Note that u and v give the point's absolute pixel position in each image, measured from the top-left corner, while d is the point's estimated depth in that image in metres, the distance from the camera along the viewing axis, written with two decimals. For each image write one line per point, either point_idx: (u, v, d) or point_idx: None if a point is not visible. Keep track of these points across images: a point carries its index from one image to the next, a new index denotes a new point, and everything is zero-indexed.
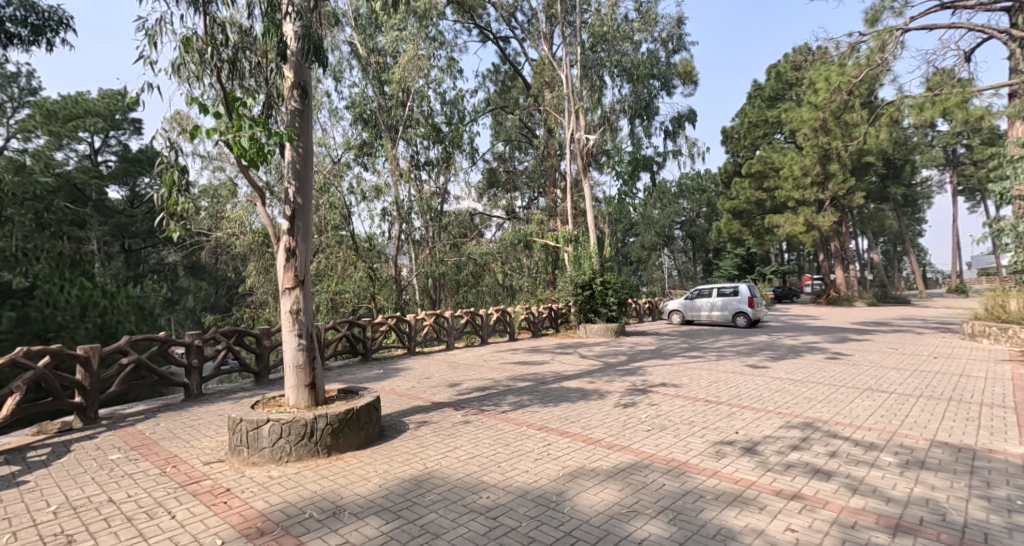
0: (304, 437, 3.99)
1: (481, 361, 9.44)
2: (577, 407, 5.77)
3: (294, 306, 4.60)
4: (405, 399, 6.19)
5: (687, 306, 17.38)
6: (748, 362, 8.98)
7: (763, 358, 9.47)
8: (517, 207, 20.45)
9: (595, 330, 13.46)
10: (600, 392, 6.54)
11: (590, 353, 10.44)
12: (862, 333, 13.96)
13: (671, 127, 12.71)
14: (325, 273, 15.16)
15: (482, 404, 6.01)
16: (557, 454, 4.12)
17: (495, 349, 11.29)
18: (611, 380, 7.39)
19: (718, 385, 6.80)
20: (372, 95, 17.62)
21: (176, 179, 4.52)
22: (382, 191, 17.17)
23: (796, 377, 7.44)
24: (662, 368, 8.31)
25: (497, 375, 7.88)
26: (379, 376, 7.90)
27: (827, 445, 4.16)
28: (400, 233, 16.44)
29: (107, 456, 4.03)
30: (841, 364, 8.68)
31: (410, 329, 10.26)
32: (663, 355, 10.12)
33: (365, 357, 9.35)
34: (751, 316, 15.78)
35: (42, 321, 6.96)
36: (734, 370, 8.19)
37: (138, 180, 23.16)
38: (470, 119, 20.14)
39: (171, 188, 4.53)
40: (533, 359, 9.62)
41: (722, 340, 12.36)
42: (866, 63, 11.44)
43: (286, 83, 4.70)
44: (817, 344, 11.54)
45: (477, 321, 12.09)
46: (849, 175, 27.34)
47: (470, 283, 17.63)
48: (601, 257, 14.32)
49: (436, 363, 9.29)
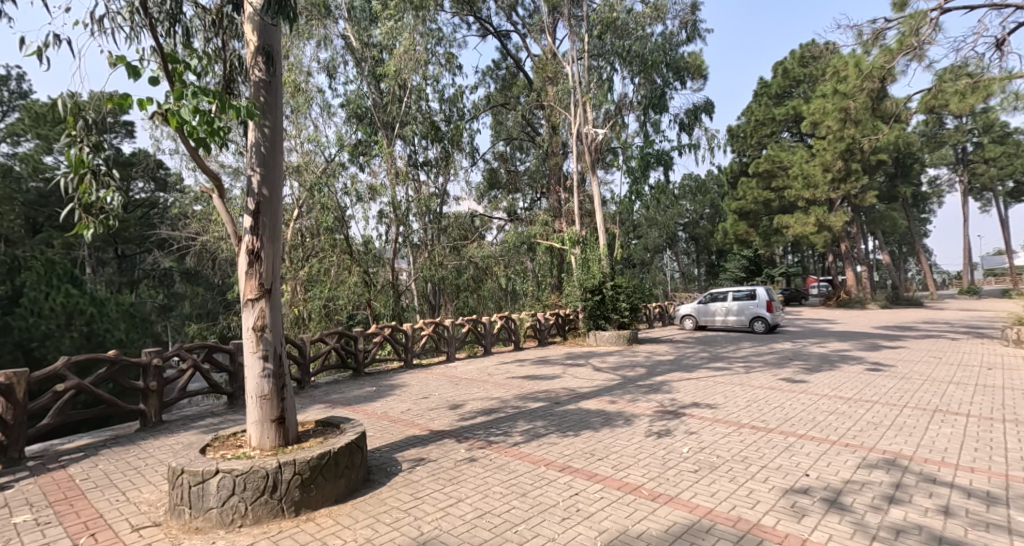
0: (264, 493, 3.09)
1: (484, 375, 8.56)
2: (604, 437, 4.88)
3: (258, 322, 3.69)
4: (399, 428, 5.30)
5: (700, 311, 16.49)
6: (781, 375, 8.10)
7: (795, 370, 8.60)
8: (519, 208, 19.66)
9: (607, 337, 12.64)
10: (625, 416, 5.65)
11: (604, 364, 9.56)
12: (890, 338, 13.10)
13: (686, 119, 11.86)
14: (318, 278, 14.34)
15: (489, 432, 5.13)
16: (589, 511, 3.24)
17: (499, 360, 10.42)
18: (634, 399, 6.51)
19: (759, 406, 5.95)
20: (367, 91, 16.82)
21: (86, 160, 3.68)
22: (378, 191, 16.33)
23: (843, 393, 6.57)
24: (688, 384, 7.42)
25: (504, 393, 7.00)
26: (372, 395, 7.00)
27: (932, 496, 3.29)
28: (398, 236, 15.57)
29: (13, 519, 3.14)
30: (886, 377, 7.80)
31: (406, 340, 9.35)
32: (685, 366, 9.24)
33: (356, 372, 8.40)
34: (769, 320, 14.94)
35: (23, 330, 6.34)
36: (769, 385, 7.31)
37: (132, 185, 22.40)
38: (470, 118, 19.32)
39: (80, 170, 3.66)
40: (542, 373, 8.75)
41: (743, 348, 11.51)
42: (898, 47, 10.66)
43: (247, 49, 3.84)
44: (848, 352, 10.67)
45: (479, 330, 11.21)
46: (863, 173, 26.48)
47: (471, 288, 16.70)
48: (611, 258, 13.52)
49: (436, 378, 8.41)
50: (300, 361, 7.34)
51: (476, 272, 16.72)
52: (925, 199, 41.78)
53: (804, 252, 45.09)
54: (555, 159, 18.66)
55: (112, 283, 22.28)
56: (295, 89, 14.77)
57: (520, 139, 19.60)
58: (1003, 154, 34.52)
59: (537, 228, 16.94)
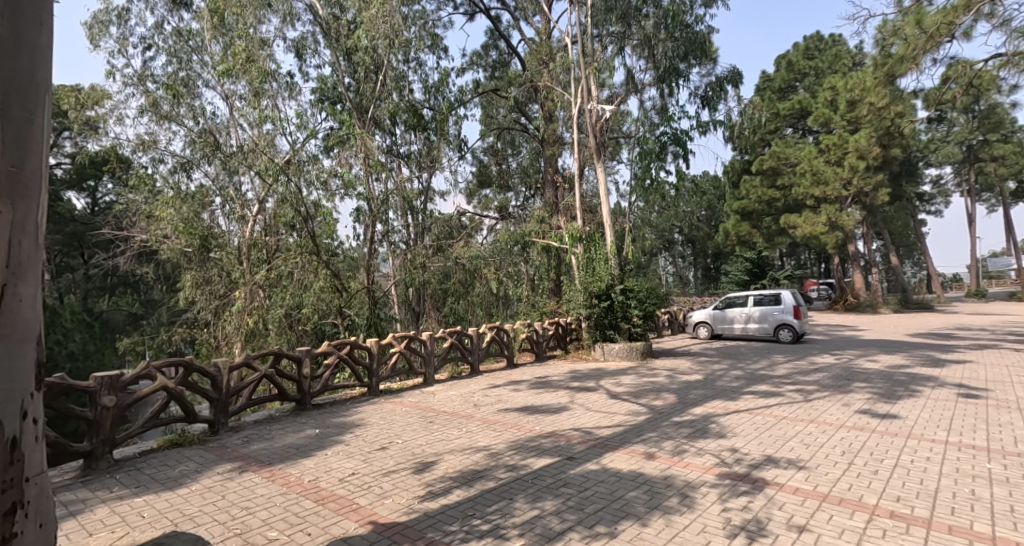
0: None
1: (469, 408, 6.60)
2: (661, 541, 2.93)
3: None
4: (325, 519, 3.31)
5: (717, 318, 14.67)
6: (854, 404, 6.22)
7: (867, 396, 6.72)
8: (511, 207, 17.82)
9: (616, 350, 10.82)
10: (678, 489, 3.70)
11: (619, 388, 7.65)
12: (941, 350, 11.30)
13: (709, 92, 10.09)
14: (280, 282, 12.43)
15: (468, 528, 3.16)
16: None
17: (489, 381, 8.50)
18: (683, 453, 4.57)
19: (869, 466, 4.03)
20: (339, 73, 15.02)
21: None
22: (351, 185, 14.41)
23: (969, 440, 4.68)
24: (743, 423, 5.51)
25: (495, 440, 5.03)
26: (311, 443, 5.01)
27: None
28: (373, 235, 13.56)
29: None
30: (995, 408, 5.93)
31: (371, 360, 7.39)
32: (724, 391, 7.35)
33: (300, 405, 6.37)
34: (797, 329, 13.17)
35: None
36: (852, 421, 5.41)
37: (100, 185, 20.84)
38: (457, 104, 17.43)
39: None
40: (544, 403, 6.79)
41: (779, 364, 9.67)
42: (964, 3, 8.79)
43: None
44: (912, 369, 8.81)
45: (465, 345, 9.30)
46: (877, 169, 24.96)
47: (459, 293, 14.74)
48: (620, 258, 11.69)
49: (407, 412, 6.43)
50: (214, 399, 5.24)
51: (464, 276, 14.72)
52: (927, 198, 40.32)
53: (804, 253, 43.55)
54: (551, 150, 16.83)
55: (77, 289, 20.84)
56: (251, 62, 12.74)
57: (513, 130, 17.73)
58: (1012, 152, 32.99)
59: (532, 226, 15.06)
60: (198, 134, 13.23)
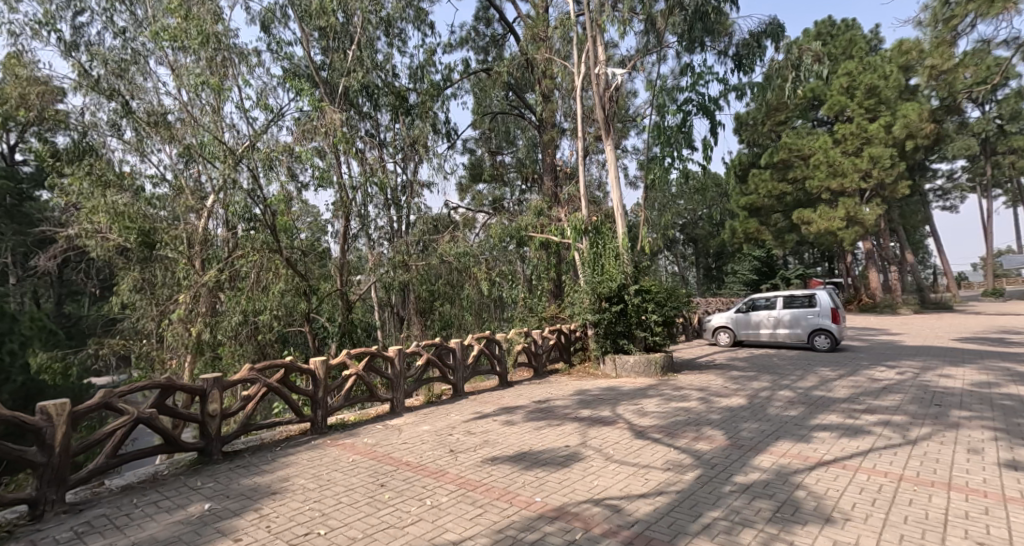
0: None
1: (443, 455, 4.75)
2: None
3: None
4: None
5: (740, 322, 12.90)
6: (984, 450, 4.40)
7: (988, 434, 4.90)
8: (506, 201, 15.99)
9: (631, 364, 9.06)
10: None
11: (643, 421, 5.79)
12: (1015, 362, 9.47)
13: (745, 46, 8.40)
14: (235, 284, 10.53)
15: None
16: None
17: (476, 409, 6.64)
18: None
19: None
20: (309, 49, 13.15)
21: None
22: (322, 173, 12.54)
23: None
24: (846, 488, 3.67)
25: (469, 532, 3.18)
26: (177, 538, 3.14)
27: None
28: (344, 228, 11.70)
29: None
30: None
31: (316, 385, 5.55)
32: (787, 424, 5.51)
33: (203, 455, 4.57)
34: (835, 335, 11.41)
35: None
36: (1012, 486, 3.61)
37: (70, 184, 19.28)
38: (444, 86, 15.56)
39: None
40: (547, 447, 4.93)
41: (833, 381, 7.85)
42: None
43: None
44: (1010, 389, 7.02)
45: (448, 360, 7.50)
46: (897, 160, 23.27)
47: (445, 295, 12.89)
48: (633, 254, 9.87)
49: (353, 464, 4.55)
50: (39, 465, 3.42)
51: (452, 276, 12.85)
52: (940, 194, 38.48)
53: (810, 252, 41.83)
54: (550, 135, 15.00)
55: (49, 294, 19.05)
56: (191, 21, 10.60)
57: (506, 117, 15.92)
58: None
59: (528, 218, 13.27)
60: (138, 113, 11.27)
